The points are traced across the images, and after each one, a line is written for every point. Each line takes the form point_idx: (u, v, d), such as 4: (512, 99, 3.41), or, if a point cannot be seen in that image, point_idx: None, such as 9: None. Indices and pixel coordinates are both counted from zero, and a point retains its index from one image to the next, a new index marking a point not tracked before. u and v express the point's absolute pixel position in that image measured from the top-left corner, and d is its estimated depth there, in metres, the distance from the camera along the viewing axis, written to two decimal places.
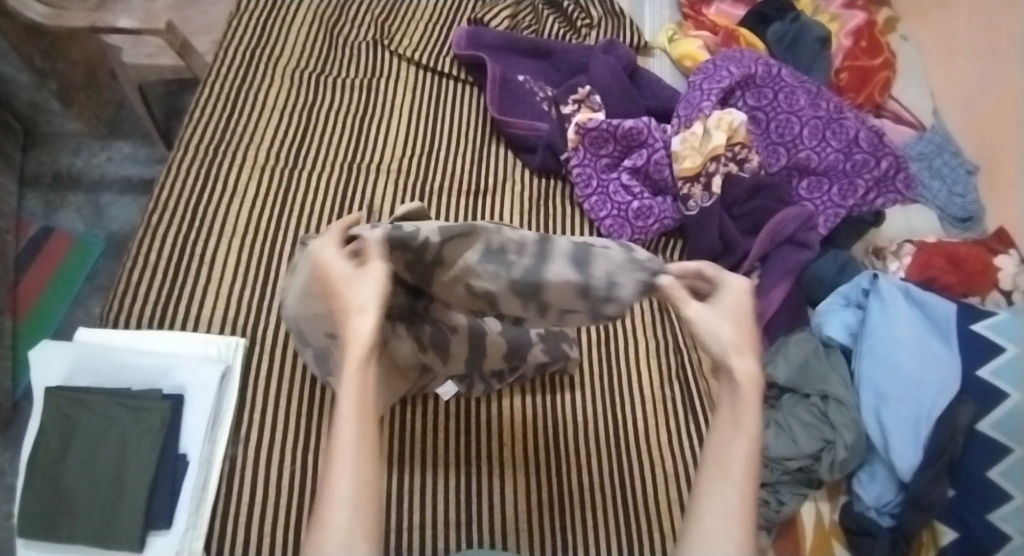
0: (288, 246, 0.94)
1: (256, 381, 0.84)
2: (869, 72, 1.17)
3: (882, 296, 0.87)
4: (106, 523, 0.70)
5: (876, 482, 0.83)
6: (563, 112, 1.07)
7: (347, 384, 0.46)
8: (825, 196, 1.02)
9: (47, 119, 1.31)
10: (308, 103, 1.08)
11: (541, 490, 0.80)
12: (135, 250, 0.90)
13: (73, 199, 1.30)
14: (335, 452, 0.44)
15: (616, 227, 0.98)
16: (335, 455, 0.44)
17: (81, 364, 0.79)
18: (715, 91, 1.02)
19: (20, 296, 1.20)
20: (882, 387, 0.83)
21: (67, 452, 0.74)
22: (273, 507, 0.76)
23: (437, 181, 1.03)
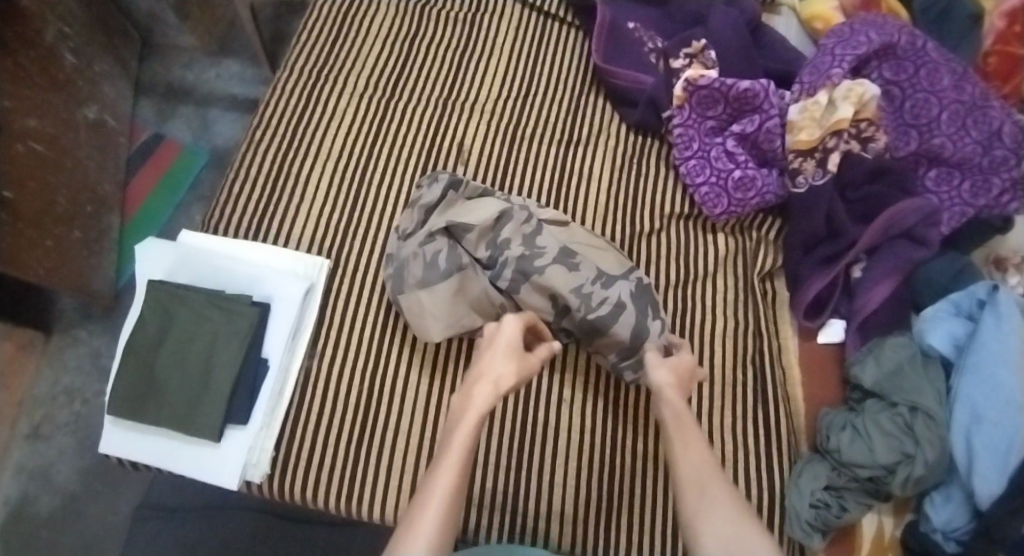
0: (379, 175, 0.92)
1: (335, 303, 0.84)
2: (1020, 61, 1.03)
3: (999, 310, 0.78)
4: (193, 408, 0.73)
5: (949, 506, 0.76)
6: (673, 66, 0.99)
7: (462, 428, 0.60)
8: (954, 191, 0.92)
9: (164, 30, 1.33)
10: (412, 33, 1.06)
11: (603, 451, 0.79)
12: (236, 162, 0.91)
13: (183, 111, 1.33)
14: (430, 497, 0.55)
15: (712, 196, 0.92)
16: (424, 506, 0.55)
17: (182, 264, 0.82)
18: (848, 58, 0.93)
19: (129, 200, 1.24)
20: (980, 407, 0.76)
21: (164, 341, 0.76)
22: (339, 430, 0.77)
23: (530, 126, 0.99)
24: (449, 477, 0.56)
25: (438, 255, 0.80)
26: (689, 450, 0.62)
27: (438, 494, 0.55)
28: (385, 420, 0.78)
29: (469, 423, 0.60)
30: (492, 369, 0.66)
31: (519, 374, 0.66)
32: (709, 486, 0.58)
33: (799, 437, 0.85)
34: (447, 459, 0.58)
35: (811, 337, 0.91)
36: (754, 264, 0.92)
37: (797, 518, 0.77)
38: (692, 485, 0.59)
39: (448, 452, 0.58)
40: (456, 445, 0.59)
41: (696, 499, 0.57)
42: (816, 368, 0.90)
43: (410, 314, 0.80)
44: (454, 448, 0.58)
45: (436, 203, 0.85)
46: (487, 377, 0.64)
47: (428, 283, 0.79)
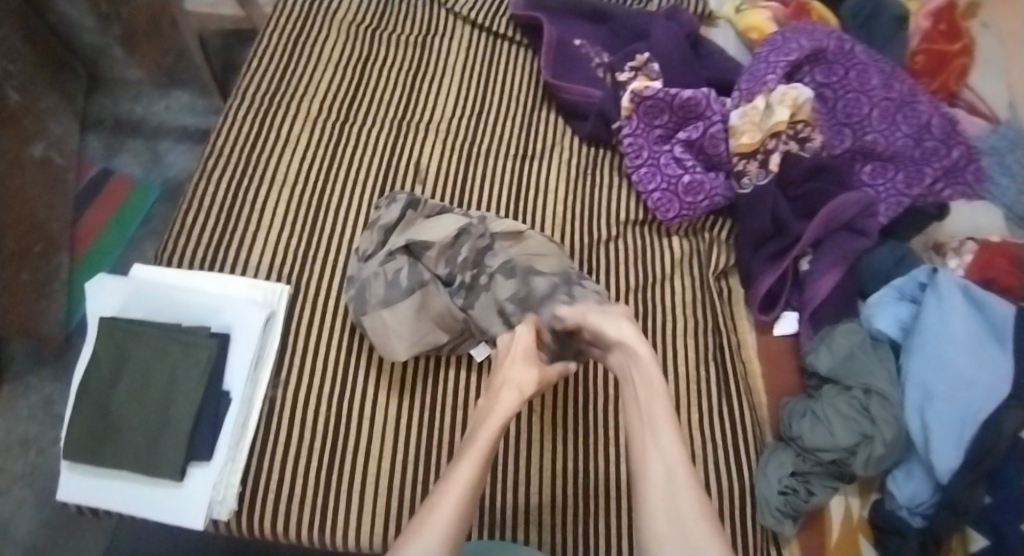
0: (336, 199, 0.94)
1: (298, 329, 0.85)
2: (946, 58, 1.10)
3: (940, 292, 0.83)
4: (151, 451, 0.72)
5: (911, 482, 0.80)
6: (619, 79, 1.02)
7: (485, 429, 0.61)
8: (890, 182, 0.97)
9: (109, 64, 1.33)
10: (363, 57, 1.08)
11: (569, 458, 0.81)
12: (190, 193, 0.92)
13: (131, 145, 1.33)
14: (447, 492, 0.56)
15: (664, 202, 0.95)
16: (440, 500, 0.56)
17: (136, 297, 0.82)
18: (782, 64, 0.98)
19: (80, 232, 1.23)
20: (930, 385, 0.80)
21: (119, 381, 0.76)
22: (306, 457, 0.78)
23: (485, 144, 1.01)
24: (467, 472, 0.58)
25: (399, 274, 0.83)
26: (656, 406, 0.61)
27: (453, 492, 0.56)
28: (352, 443, 0.79)
29: (490, 425, 0.62)
30: (504, 381, 0.67)
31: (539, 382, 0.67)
32: (671, 457, 0.58)
33: (763, 427, 0.88)
34: (467, 460, 0.59)
35: (768, 331, 0.95)
36: (708, 263, 0.96)
37: (768, 506, 0.79)
38: (647, 451, 0.59)
39: (467, 455, 0.59)
40: (477, 445, 0.60)
41: (658, 472, 0.57)
42: (774, 360, 0.93)
43: (373, 334, 0.81)
44: (476, 448, 0.60)
45: (397, 222, 0.87)
46: (513, 384, 0.66)
47: (391, 301, 0.82)
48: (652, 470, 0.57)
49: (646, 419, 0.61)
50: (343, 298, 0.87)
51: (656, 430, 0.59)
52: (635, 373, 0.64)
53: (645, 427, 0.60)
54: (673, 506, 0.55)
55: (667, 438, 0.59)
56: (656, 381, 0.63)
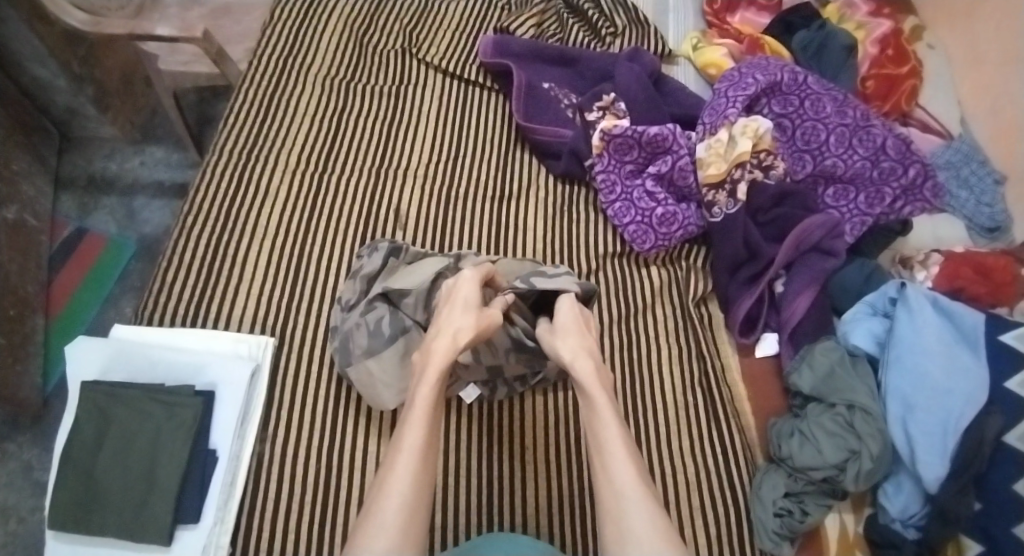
0: (316, 248, 0.95)
1: (284, 381, 0.85)
2: (896, 81, 1.16)
3: (910, 306, 0.86)
4: (137, 516, 0.72)
5: (902, 494, 0.82)
6: (589, 119, 1.07)
7: (425, 385, 0.67)
8: (852, 204, 1.01)
9: (82, 123, 1.34)
10: (337, 109, 1.11)
11: (562, 493, 0.81)
12: (170, 250, 0.92)
13: (106, 202, 1.34)
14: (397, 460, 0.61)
15: (640, 233, 0.98)
16: (392, 472, 0.60)
17: (117, 359, 0.81)
18: (740, 98, 1.02)
19: (53, 295, 1.23)
20: (910, 398, 0.82)
21: (102, 446, 0.75)
22: (297, 510, 0.77)
23: (462, 186, 1.04)
24: (415, 437, 0.63)
25: (381, 323, 0.84)
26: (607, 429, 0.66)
27: (403, 458, 0.61)
28: (343, 493, 0.79)
29: (427, 386, 0.67)
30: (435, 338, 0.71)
31: (477, 325, 0.71)
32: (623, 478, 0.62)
33: (753, 450, 0.89)
34: (412, 427, 0.63)
35: (750, 353, 0.97)
36: (686, 291, 0.98)
37: (765, 529, 0.80)
38: (606, 476, 0.63)
39: (411, 418, 0.64)
40: (419, 407, 0.65)
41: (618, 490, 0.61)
42: (758, 382, 0.95)
43: (359, 383, 0.81)
44: (417, 410, 0.65)
45: (377, 271, 0.88)
46: (449, 331, 0.70)
47: (375, 351, 0.82)
48: (609, 491, 0.61)
49: (598, 432, 0.66)
50: (328, 348, 0.87)
51: (608, 455, 0.64)
52: (584, 398, 0.69)
53: (599, 453, 0.65)
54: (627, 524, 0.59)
55: (620, 464, 0.62)
56: (603, 407, 0.67)
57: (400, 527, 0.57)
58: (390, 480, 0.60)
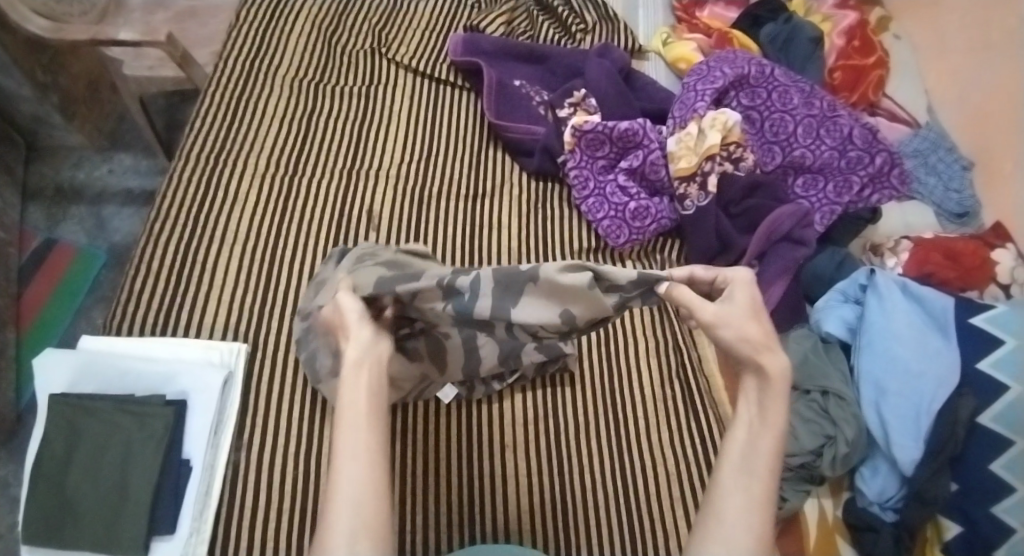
0: (288, 252, 0.95)
1: (258, 388, 0.84)
2: (862, 71, 1.18)
3: (880, 292, 0.88)
4: (111, 529, 0.71)
5: (879, 477, 0.83)
6: (560, 116, 1.08)
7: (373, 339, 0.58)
8: (822, 193, 1.03)
9: (48, 132, 1.32)
10: (308, 111, 1.10)
11: (542, 489, 0.81)
12: (137, 259, 0.91)
13: (75, 211, 1.31)
14: (341, 449, 0.50)
15: (614, 228, 0.99)
16: (339, 459, 0.50)
17: (85, 370, 0.80)
18: (709, 92, 1.03)
19: (23, 308, 1.21)
20: (882, 382, 0.84)
21: (72, 460, 0.74)
22: (276, 519, 0.77)
23: (435, 186, 1.04)
24: (360, 423, 0.52)
25: (339, 347, 0.78)
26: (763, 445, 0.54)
27: (350, 444, 0.51)
28: None
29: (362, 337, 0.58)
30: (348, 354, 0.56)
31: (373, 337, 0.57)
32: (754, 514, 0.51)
33: None
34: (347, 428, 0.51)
35: None
36: None
37: None
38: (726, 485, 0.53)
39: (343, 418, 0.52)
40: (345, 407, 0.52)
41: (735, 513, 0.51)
42: None
43: (332, 401, 0.81)
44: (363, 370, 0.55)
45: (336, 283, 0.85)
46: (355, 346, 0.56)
47: (340, 373, 0.78)
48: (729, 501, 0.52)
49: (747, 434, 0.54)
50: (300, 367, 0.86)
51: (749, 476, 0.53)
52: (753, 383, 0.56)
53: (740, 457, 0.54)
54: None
55: (753, 499, 0.52)
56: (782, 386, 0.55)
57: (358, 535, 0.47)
58: (340, 473, 0.49)
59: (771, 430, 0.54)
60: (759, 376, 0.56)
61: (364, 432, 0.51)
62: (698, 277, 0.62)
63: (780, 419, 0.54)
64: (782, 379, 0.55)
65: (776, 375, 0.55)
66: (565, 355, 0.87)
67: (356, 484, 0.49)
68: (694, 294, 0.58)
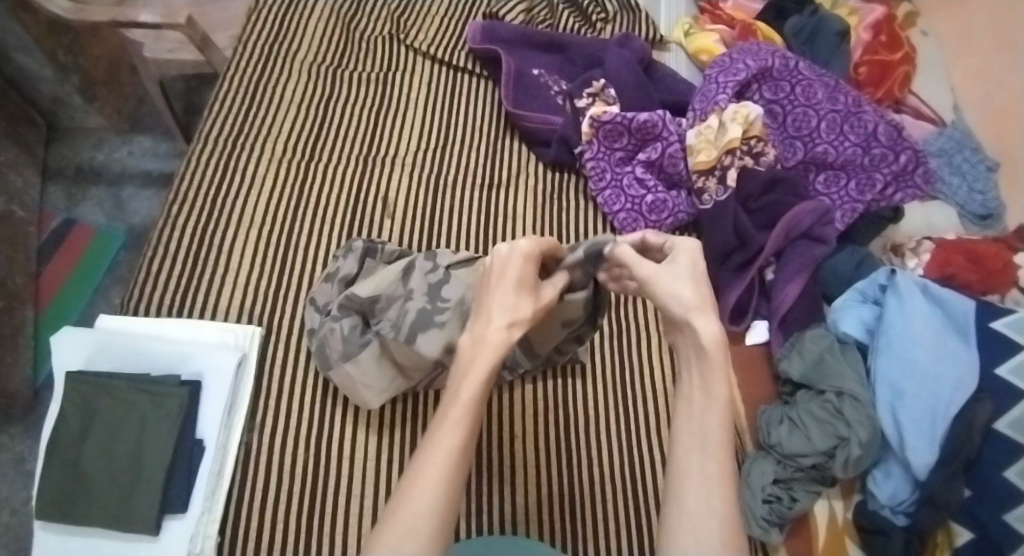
0: (303, 237, 0.95)
1: (271, 372, 0.84)
2: (888, 67, 1.15)
3: (900, 292, 0.86)
4: (124, 506, 0.71)
5: (891, 481, 0.81)
6: (578, 107, 1.06)
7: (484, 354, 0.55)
8: (842, 191, 1.01)
9: (69, 113, 1.32)
10: (325, 96, 1.09)
11: (551, 482, 0.81)
12: (154, 240, 0.91)
13: (94, 192, 1.32)
14: (429, 461, 0.51)
15: (630, 221, 0.98)
16: (423, 472, 0.51)
17: (102, 350, 0.80)
18: (731, 84, 1.01)
19: (42, 287, 1.22)
20: (899, 383, 0.82)
21: (88, 437, 0.75)
22: (285, 503, 0.77)
23: (452, 174, 1.03)
24: (451, 435, 0.52)
25: (355, 327, 0.81)
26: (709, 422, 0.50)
27: (438, 454, 0.51)
28: (330, 484, 0.79)
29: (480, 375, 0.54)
30: (487, 326, 0.56)
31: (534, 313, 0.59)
32: (711, 493, 0.47)
33: (743, 437, 0.88)
34: (448, 428, 0.52)
35: (740, 341, 0.96)
36: None
37: (754, 516, 0.80)
38: (688, 474, 0.49)
39: (448, 418, 0.53)
40: (462, 406, 0.53)
41: (693, 500, 0.47)
42: (748, 370, 0.94)
43: (343, 388, 0.80)
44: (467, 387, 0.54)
45: (356, 274, 0.86)
46: (504, 320, 0.56)
47: (351, 355, 0.79)
48: (687, 484, 0.48)
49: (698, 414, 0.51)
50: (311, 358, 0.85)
51: (702, 451, 0.49)
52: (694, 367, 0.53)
53: (692, 434, 0.50)
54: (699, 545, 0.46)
55: (714, 470, 0.48)
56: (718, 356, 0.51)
57: (424, 527, 0.48)
58: (420, 487, 0.50)
59: (717, 403, 0.51)
60: (699, 354, 0.53)
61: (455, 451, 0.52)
62: (649, 241, 0.63)
63: (725, 393, 0.51)
64: (721, 352, 0.52)
65: (714, 348, 0.52)
66: (577, 350, 0.85)
67: (431, 499, 0.50)
68: (638, 256, 0.60)
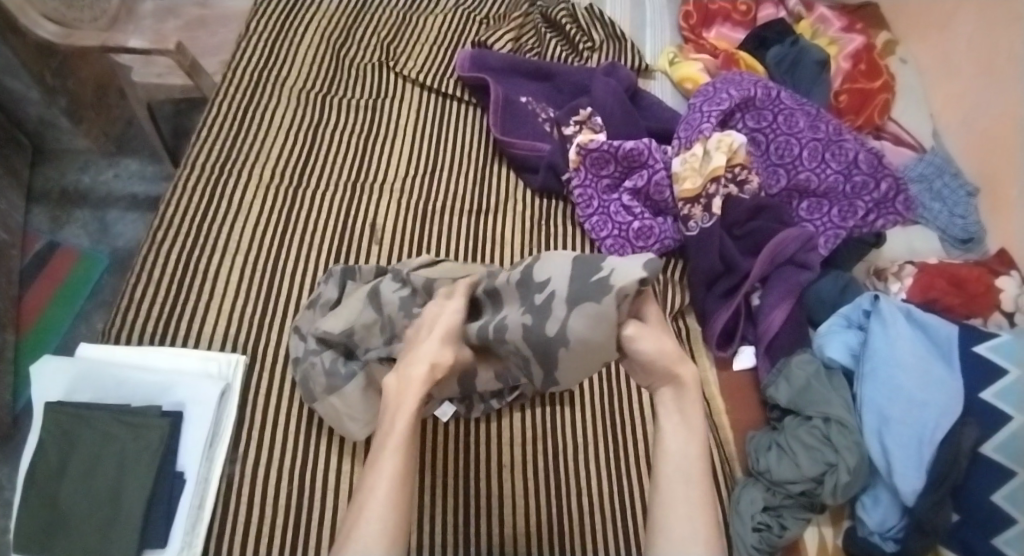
0: (291, 262, 0.95)
1: (256, 399, 0.84)
2: (868, 95, 1.18)
3: (884, 318, 0.87)
4: (101, 541, 0.70)
5: (880, 507, 0.81)
6: (565, 133, 1.08)
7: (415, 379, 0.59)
8: (826, 217, 1.02)
9: (56, 136, 1.32)
10: (313, 122, 1.10)
11: (539, 510, 0.80)
12: (138, 267, 0.91)
13: (79, 215, 1.31)
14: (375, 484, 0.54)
15: (617, 246, 0.99)
16: (368, 498, 0.54)
17: (83, 379, 0.79)
18: (715, 113, 1.03)
19: (23, 310, 1.20)
20: (885, 409, 0.82)
21: (66, 470, 0.73)
22: (269, 534, 0.76)
23: (440, 200, 1.04)
24: (393, 456, 0.55)
25: (336, 360, 0.81)
26: (691, 450, 0.56)
27: (380, 478, 0.54)
28: (315, 512, 0.78)
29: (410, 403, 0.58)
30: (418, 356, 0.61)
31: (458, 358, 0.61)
32: (694, 512, 0.53)
33: (732, 463, 0.88)
34: (388, 453, 0.56)
35: (728, 366, 0.97)
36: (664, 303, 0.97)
37: (744, 544, 0.79)
38: (673, 497, 0.54)
39: (389, 442, 0.56)
40: (395, 434, 0.56)
41: (681, 521, 0.53)
42: (737, 396, 0.95)
43: (327, 420, 0.79)
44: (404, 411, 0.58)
45: (337, 298, 0.86)
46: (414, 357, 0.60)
47: (336, 388, 0.79)
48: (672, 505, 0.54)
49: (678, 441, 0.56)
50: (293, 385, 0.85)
51: (685, 476, 0.55)
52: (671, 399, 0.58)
53: (673, 462, 0.56)
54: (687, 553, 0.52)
55: (696, 492, 0.54)
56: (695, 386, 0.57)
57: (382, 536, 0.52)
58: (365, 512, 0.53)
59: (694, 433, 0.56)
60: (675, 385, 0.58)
61: (399, 472, 0.55)
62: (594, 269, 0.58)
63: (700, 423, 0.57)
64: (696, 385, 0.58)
65: (691, 380, 0.58)
66: None
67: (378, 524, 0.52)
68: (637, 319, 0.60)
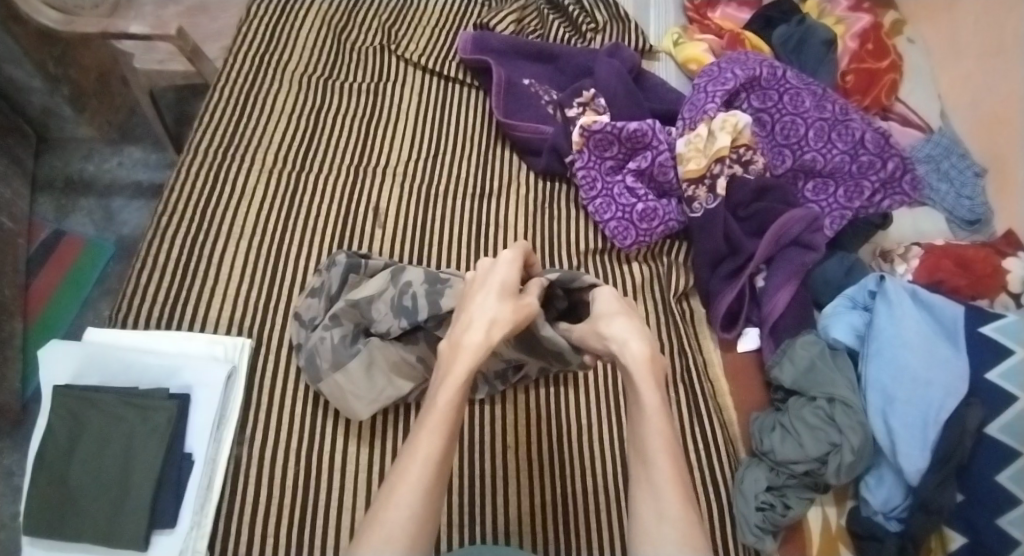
0: (294, 245, 0.95)
1: (262, 381, 0.84)
2: (876, 75, 1.16)
3: (889, 299, 0.86)
4: (111, 522, 0.70)
5: (884, 487, 0.81)
6: (568, 115, 1.06)
7: (462, 361, 0.59)
8: (831, 198, 1.02)
9: (59, 124, 1.32)
10: (315, 107, 1.09)
11: (544, 489, 0.81)
12: (143, 252, 0.91)
13: (84, 203, 1.32)
14: (412, 466, 0.54)
15: (620, 229, 0.98)
16: (405, 476, 0.53)
17: (90, 363, 0.79)
18: (720, 93, 1.02)
19: (31, 299, 1.21)
20: (889, 390, 0.82)
21: (75, 452, 0.74)
22: (277, 513, 0.77)
23: (443, 183, 1.03)
24: (433, 439, 0.55)
25: (345, 337, 0.82)
26: (650, 433, 0.57)
27: (415, 463, 0.54)
28: (322, 492, 0.78)
29: (452, 384, 0.58)
30: (465, 331, 0.62)
31: (514, 315, 0.63)
32: (661, 495, 0.54)
33: (735, 444, 0.89)
34: (427, 435, 0.55)
35: (732, 348, 0.97)
36: (668, 286, 0.98)
37: (747, 523, 0.80)
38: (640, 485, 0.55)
39: (429, 422, 0.56)
40: (438, 411, 0.57)
41: (651, 507, 0.53)
42: (740, 377, 0.95)
43: (333, 400, 0.80)
44: (449, 385, 0.58)
45: (338, 289, 0.86)
46: (480, 324, 0.62)
47: (340, 364, 0.80)
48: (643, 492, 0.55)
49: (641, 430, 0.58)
50: (297, 367, 0.85)
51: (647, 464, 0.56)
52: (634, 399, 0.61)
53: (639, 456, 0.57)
54: (659, 547, 0.51)
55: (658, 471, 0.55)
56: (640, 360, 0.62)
57: (403, 528, 0.51)
58: (398, 493, 0.52)
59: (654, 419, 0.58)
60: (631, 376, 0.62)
61: (439, 453, 0.55)
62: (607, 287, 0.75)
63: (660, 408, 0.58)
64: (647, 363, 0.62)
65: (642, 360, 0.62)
66: None
67: (407, 507, 0.52)
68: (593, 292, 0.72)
